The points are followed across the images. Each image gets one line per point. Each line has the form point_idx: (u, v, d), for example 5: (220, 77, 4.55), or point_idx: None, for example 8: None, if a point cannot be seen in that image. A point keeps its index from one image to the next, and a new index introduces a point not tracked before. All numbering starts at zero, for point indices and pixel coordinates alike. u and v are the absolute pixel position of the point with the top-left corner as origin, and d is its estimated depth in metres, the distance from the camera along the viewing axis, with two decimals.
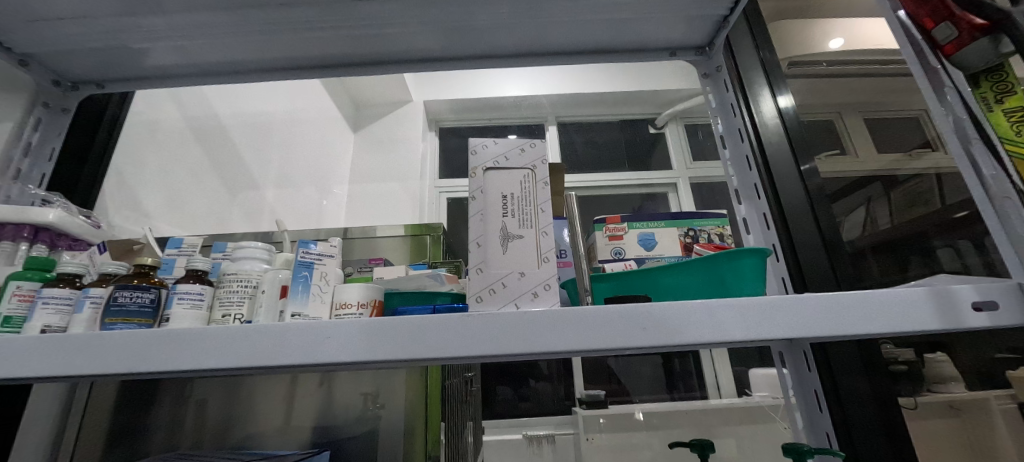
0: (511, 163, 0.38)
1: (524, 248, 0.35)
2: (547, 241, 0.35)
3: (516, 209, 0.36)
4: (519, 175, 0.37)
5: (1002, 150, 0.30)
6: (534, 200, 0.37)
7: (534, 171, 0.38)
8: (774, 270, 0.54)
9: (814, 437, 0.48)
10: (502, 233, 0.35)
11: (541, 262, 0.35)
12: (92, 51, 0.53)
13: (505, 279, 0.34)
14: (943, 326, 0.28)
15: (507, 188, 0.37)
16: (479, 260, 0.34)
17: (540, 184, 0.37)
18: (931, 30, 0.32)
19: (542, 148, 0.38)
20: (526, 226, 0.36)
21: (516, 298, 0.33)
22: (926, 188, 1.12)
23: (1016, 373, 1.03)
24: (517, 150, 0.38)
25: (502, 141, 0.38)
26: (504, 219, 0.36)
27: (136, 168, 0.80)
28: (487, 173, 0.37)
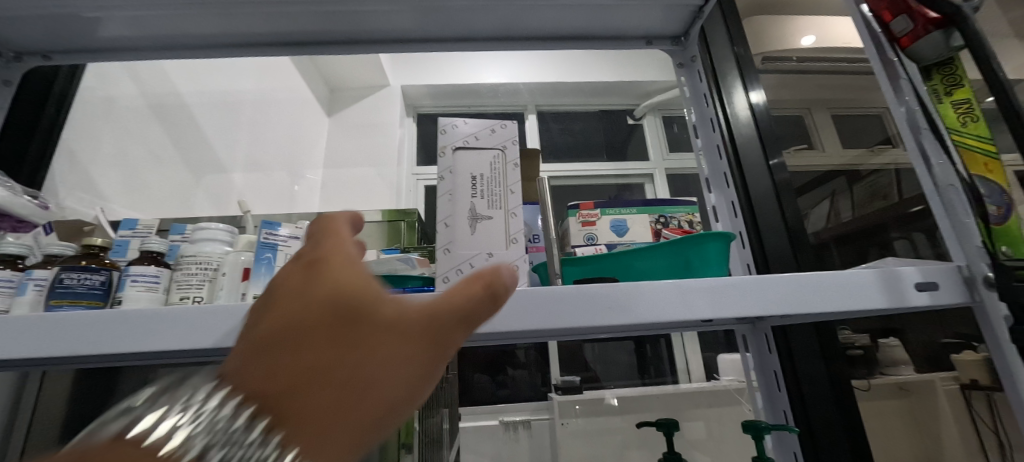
0: (480, 142, 0.37)
1: (493, 229, 0.35)
2: (516, 222, 0.35)
3: (485, 190, 0.36)
4: (489, 156, 0.37)
5: (949, 140, 0.32)
6: (504, 181, 0.36)
7: (504, 152, 0.37)
8: (740, 256, 0.57)
9: (772, 415, 0.51)
10: (470, 214, 0.35)
11: (508, 243, 0.34)
12: (39, 19, 0.49)
13: (472, 260, 0.34)
14: (889, 304, 0.29)
15: (476, 168, 0.37)
16: (446, 240, 0.34)
17: (511, 166, 0.37)
18: (890, 23, 0.33)
19: (513, 128, 0.38)
20: (495, 207, 0.35)
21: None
22: (886, 181, 1.20)
23: (960, 356, 1.13)
24: (488, 131, 0.38)
25: (471, 121, 0.38)
26: (475, 199, 0.35)
27: (88, 145, 0.75)
28: (456, 154, 0.37)
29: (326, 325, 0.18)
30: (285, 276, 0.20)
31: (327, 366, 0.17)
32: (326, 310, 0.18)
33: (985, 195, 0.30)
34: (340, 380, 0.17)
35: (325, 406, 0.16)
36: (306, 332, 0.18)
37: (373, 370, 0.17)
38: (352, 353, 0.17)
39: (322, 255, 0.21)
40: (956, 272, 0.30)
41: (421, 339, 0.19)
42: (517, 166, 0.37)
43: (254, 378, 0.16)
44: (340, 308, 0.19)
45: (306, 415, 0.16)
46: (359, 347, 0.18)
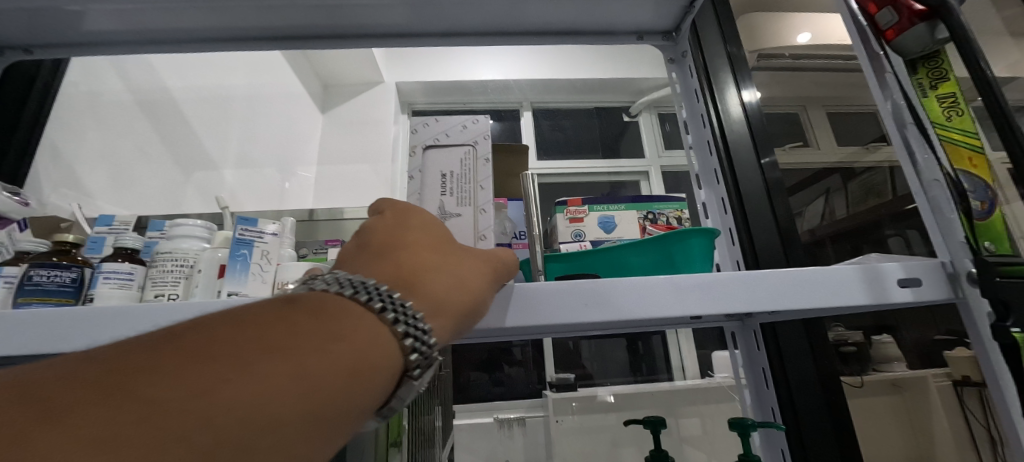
0: (450, 139, 0.37)
1: (462, 226, 0.34)
2: (485, 219, 0.35)
3: (455, 187, 0.35)
4: (460, 153, 0.36)
5: (933, 135, 0.32)
6: (474, 177, 0.36)
7: (475, 148, 0.36)
8: (730, 253, 0.57)
9: (760, 413, 0.51)
10: (438, 212, 0.35)
11: (477, 240, 0.34)
12: (18, 12, 0.48)
13: None
14: (872, 300, 0.29)
15: (448, 166, 0.36)
16: None
17: (484, 162, 0.36)
18: (875, 15, 0.33)
19: (486, 124, 0.37)
20: (463, 204, 0.35)
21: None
22: (881, 179, 1.22)
23: (952, 353, 1.16)
24: (460, 127, 0.37)
25: (443, 118, 0.38)
26: (445, 197, 0.35)
27: (72, 141, 0.74)
28: (426, 151, 0.36)
29: (431, 246, 0.27)
30: (385, 218, 0.28)
31: (439, 270, 0.26)
32: (430, 238, 0.27)
33: (970, 190, 0.30)
34: (447, 275, 0.26)
35: (442, 292, 0.25)
36: (419, 249, 0.26)
37: (465, 274, 0.26)
38: (449, 265, 0.26)
39: (409, 208, 0.30)
40: (939, 268, 0.30)
41: (493, 272, 0.28)
42: (489, 162, 0.36)
43: (387, 275, 0.25)
44: (438, 239, 0.28)
45: (439, 303, 0.24)
46: (454, 262, 0.27)
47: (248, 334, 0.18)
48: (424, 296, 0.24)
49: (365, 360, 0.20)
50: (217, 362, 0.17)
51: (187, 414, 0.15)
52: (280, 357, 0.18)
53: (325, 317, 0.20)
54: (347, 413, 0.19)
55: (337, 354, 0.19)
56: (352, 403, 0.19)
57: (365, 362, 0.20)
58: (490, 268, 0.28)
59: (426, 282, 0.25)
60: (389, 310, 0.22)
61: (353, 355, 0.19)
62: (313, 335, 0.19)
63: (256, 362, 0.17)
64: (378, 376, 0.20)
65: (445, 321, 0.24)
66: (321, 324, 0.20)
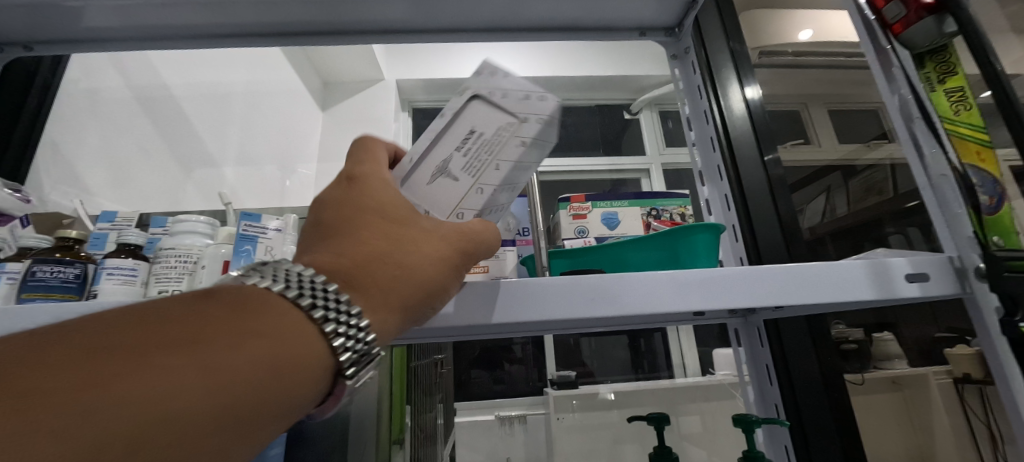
0: (505, 102, 0.32)
1: (449, 193, 0.31)
2: (474, 199, 0.32)
3: (473, 151, 0.32)
4: (503, 120, 0.32)
5: (941, 129, 0.32)
6: (497, 152, 0.32)
7: (520, 125, 0.32)
8: (734, 249, 0.57)
9: (763, 409, 0.51)
10: (439, 166, 0.32)
11: (451, 216, 0.31)
12: (19, 8, 0.48)
13: None
14: (878, 296, 0.29)
15: (482, 125, 0.32)
16: (401, 175, 0.32)
17: (518, 144, 0.32)
18: (881, 9, 0.33)
19: (550, 106, 0.32)
20: (467, 172, 0.32)
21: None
22: (882, 177, 1.24)
23: (952, 350, 1.18)
24: (523, 94, 0.32)
25: (516, 75, 0.32)
26: (457, 154, 0.32)
27: (73, 139, 0.74)
28: (473, 99, 0.32)
29: (382, 230, 0.26)
30: (344, 193, 0.28)
31: (387, 259, 0.25)
32: (384, 221, 0.26)
33: (978, 184, 0.30)
34: (394, 265, 0.25)
35: (385, 285, 0.24)
36: (368, 234, 0.25)
37: (414, 264, 0.25)
38: (398, 252, 0.25)
39: (373, 179, 0.29)
40: (947, 264, 0.30)
41: (454, 257, 0.27)
42: (523, 148, 0.32)
43: (330, 264, 0.24)
44: (393, 220, 0.27)
45: (375, 301, 0.24)
46: (406, 249, 0.26)
47: (167, 327, 0.18)
48: (364, 289, 0.24)
49: (286, 356, 0.20)
50: (115, 358, 0.16)
51: (73, 407, 0.15)
52: (190, 354, 0.17)
53: (248, 313, 0.20)
54: (263, 413, 0.19)
55: (252, 352, 0.19)
56: (269, 402, 0.19)
57: (283, 362, 0.19)
58: (448, 252, 0.27)
59: (370, 271, 0.24)
60: (319, 309, 0.21)
61: (271, 354, 0.19)
62: (232, 332, 0.19)
63: (166, 357, 0.17)
64: (299, 378, 0.20)
65: (383, 317, 0.24)
66: (236, 322, 0.19)
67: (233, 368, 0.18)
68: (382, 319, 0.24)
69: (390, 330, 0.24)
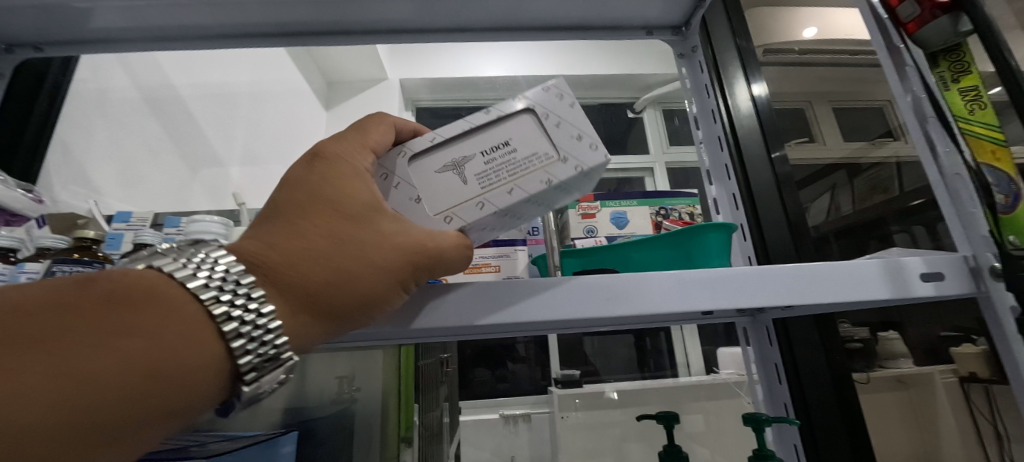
0: (552, 130, 0.32)
1: (450, 189, 0.32)
2: (469, 211, 0.31)
3: (497, 164, 0.32)
4: (543, 149, 0.32)
5: (956, 128, 0.32)
6: (519, 175, 0.31)
7: (556, 160, 0.31)
8: (741, 248, 0.57)
9: (772, 408, 0.51)
10: (458, 161, 0.32)
11: (443, 215, 0.32)
12: (29, 9, 0.48)
13: (410, 191, 0.32)
14: (895, 295, 0.29)
15: (521, 144, 0.32)
16: (420, 149, 0.33)
17: (543, 180, 0.31)
18: (896, 7, 0.33)
19: (594, 159, 0.31)
20: (479, 181, 0.32)
21: (393, 202, 0.32)
22: (888, 174, 1.24)
23: (958, 349, 1.17)
24: (577, 133, 0.32)
25: (580, 111, 0.32)
26: (482, 157, 0.32)
27: (81, 139, 0.74)
28: (525, 114, 0.33)
29: (321, 225, 0.26)
30: (307, 174, 0.29)
31: (316, 257, 0.25)
32: (324, 215, 0.27)
33: (993, 184, 0.31)
34: (332, 267, 0.25)
35: (304, 286, 0.25)
36: (304, 230, 0.26)
37: (350, 269, 0.26)
38: (338, 254, 0.26)
39: (337, 165, 0.29)
40: (963, 263, 0.31)
41: (398, 266, 0.27)
42: (544, 187, 0.31)
43: (262, 254, 0.26)
44: (336, 215, 0.27)
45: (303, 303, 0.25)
46: (339, 250, 0.26)
47: (65, 321, 0.21)
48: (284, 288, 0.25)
49: (166, 359, 0.21)
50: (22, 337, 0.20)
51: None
52: (67, 345, 0.20)
53: (148, 308, 0.22)
54: (127, 409, 0.20)
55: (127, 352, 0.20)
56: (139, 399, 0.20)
57: (157, 365, 0.20)
58: (392, 260, 0.27)
59: (296, 269, 0.25)
60: (220, 303, 0.23)
61: (144, 353, 0.20)
62: (110, 327, 0.21)
63: (45, 345, 0.19)
64: (182, 376, 0.21)
65: (293, 318, 0.25)
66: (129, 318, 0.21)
67: (92, 364, 0.20)
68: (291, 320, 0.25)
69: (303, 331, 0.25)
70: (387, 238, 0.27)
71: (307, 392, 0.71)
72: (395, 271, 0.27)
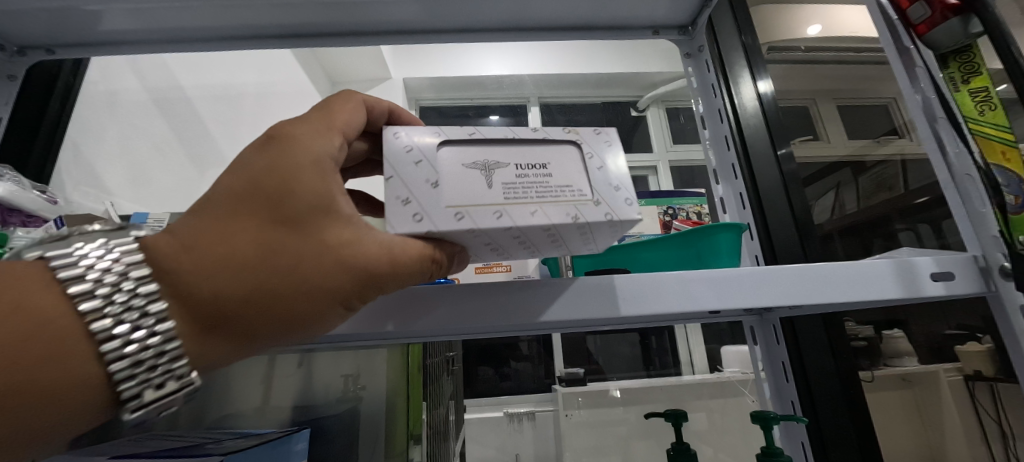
0: (593, 172, 0.29)
1: (470, 190, 0.27)
2: (482, 218, 0.26)
3: (528, 182, 0.28)
4: (578, 183, 0.28)
5: (967, 128, 0.33)
6: (549, 203, 0.27)
7: (591, 201, 0.28)
8: (748, 247, 0.57)
9: (779, 405, 0.51)
10: (488, 164, 0.28)
11: (455, 213, 0.26)
12: (41, 12, 0.49)
13: (430, 175, 0.27)
14: (904, 295, 0.30)
15: (557, 171, 0.29)
16: (455, 136, 0.29)
17: (569, 214, 0.27)
18: (906, 9, 0.33)
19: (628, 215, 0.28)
20: (503, 192, 0.27)
21: (400, 178, 0.27)
22: (892, 173, 1.23)
23: (963, 348, 1.19)
24: (616, 182, 0.29)
25: (624, 163, 0.30)
26: (514, 169, 0.28)
27: (94, 140, 0.75)
28: (569, 146, 0.30)
29: (246, 227, 0.23)
30: (251, 156, 0.24)
31: (234, 268, 0.22)
32: (251, 216, 0.23)
33: (1003, 184, 0.31)
34: (267, 286, 0.23)
35: (223, 306, 0.23)
36: (225, 231, 0.23)
37: (287, 291, 0.23)
38: (273, 272, 0.23)
39: (288, 146, 0.24)
40: (971, 262, 0.31)
41: (347, 284, 0.24)
42: (569, 221, 0.27)
43: (182, 254, 0.23)
44: (264, 217, 0.23)
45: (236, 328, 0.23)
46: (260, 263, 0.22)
47: None
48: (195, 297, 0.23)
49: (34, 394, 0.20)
50: None
51: None
52: None
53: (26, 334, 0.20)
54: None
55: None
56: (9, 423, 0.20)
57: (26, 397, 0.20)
58: (340, 277, 0.24)
59: (209, 280, 0.22)
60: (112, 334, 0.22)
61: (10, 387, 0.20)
62: None
63: None
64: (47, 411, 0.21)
65: (202, 334, 0.23)
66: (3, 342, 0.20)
67: None
68: (201, 335, 0.23)
69: (214, 346, 0.24)
70: (338, 249, 0.24)
71: (315, 390, 0.72)
72: (345, 288, 0.24)
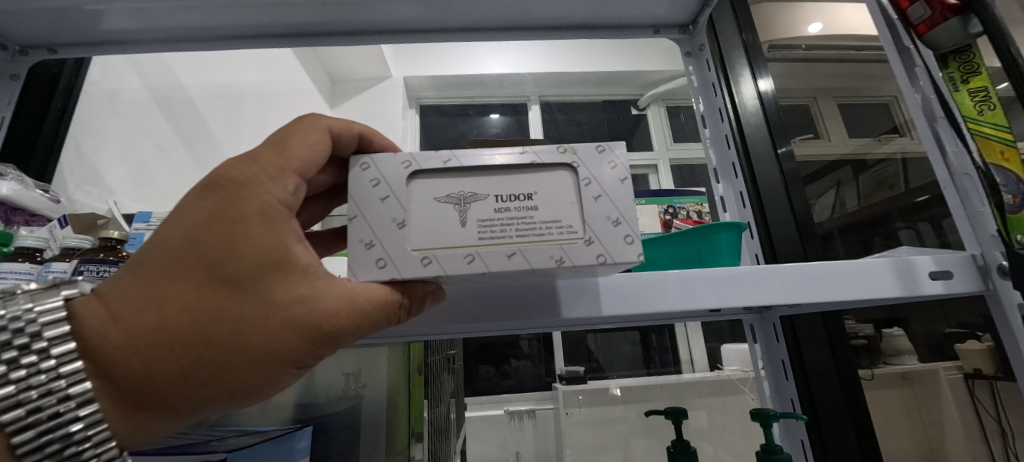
0: (587, 204, 0.28)
1: (441, 231, 0.27)
2: (451, 262, 0.26)
3: (507, 220, 0.27)
4: (568, 218, 0.27)
5: (966, 128, 0.33)
6: (531, 243, 0.27)
7: (581, 240, 0.27)
8: (749, 245, 0.58)
9: (779, 404, 0.52)
10: (462, 199, 0.27)
11: (423, 258, 0.27)
12: (42, 12, 0.49)
13: (398, 216, 0.27)
14: (903, 293, 0.30)
15: (544, 203, 0.28)
16: (429, 166, 0.28)
17: (553, 256, 0.26)
18: (907, 9, 0.33)
19: (626, 256, 0.27)
20: (477, 231, 0.27)
21: (368, 221, 0.27)
22: (893, 171, 1.23)
23: (964, 346, 1.19)
24: (616, 216, 0.28)
25: (627, 192, 0.28)
26: (494, 202, 0.27)
27: (93, 139, 0.75)
28: (565, 170, 0.28)
29: (193, 295, 0.24)
30: (190, 221, 0.25)
31: (174, 342, 0.24)
32: (191, 286, 0.25)
33: (1002, 184, 0.31)
34: (218, 349, 0.25)
35: (172, 371, 0.24)
36: (167, 301, 0.24)
37: (238, 352, 0.25)
38: (224, 335, 0.25)
39: (225, 209, 0.25)
40: (970, 262, 0.32)
41: (298, 341, 0.26)
42: (552, 264, 0.26)
43: (116, 331, 0.24)
44: (203, 288, 0.25)
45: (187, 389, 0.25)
46: (202, 334, 0.24)
47: None
48: (134, 371, 0.24)
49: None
50: None
51: None
52: None
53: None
54: None
55: None
56: None
57: None
58: (293, 335, 0.26)
59: (149, 354, 0.24)
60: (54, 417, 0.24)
61: None
62: None
63: None
64: None
65: (150, 398, 0.25)
66: None
67: None
68: (146, 406, 0.25)
69: (160, 416, 0.26)
70: (288, 310, 0.25)
71: (316, 388, 0.72)
72: (298, 344, 0.26)
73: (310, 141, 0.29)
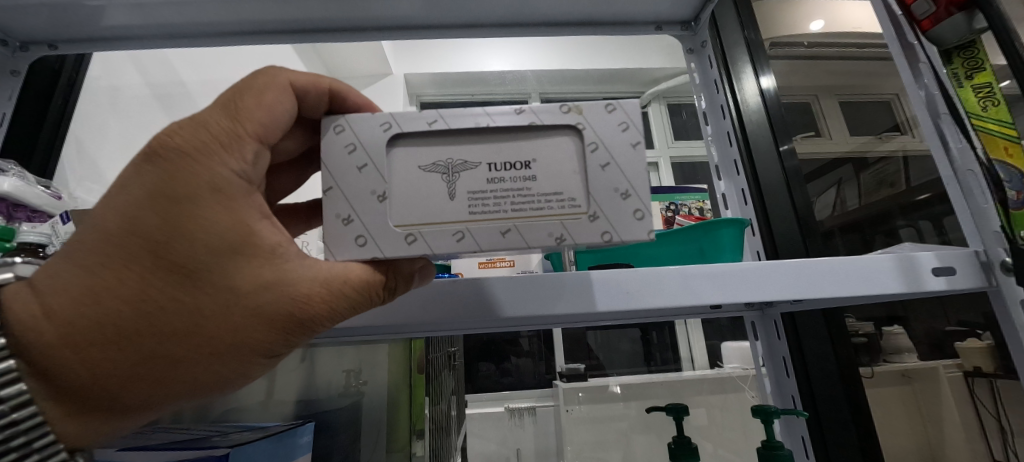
0: (592, 174, 0.27)
1: (427, 202, 0.27)
2: (436, 239, 0.27)
3: (502, 191, 0.27)
4: (571, 190, 0.27)
5: (969, 124, 0.34)
6: (530, 216, 0.27)
7: (581, 212, 0.27)
8: (750, 243, 0.58)
9: (780, 399, 0.52)
10: (451, 168, 0.27)
11: (406, 235, 0.27)
12: (42, 8, 0.49)
13: (381, 189, 0.27)
14: (907, 289, 0.30)
15: (543, 172, 0.27)
16: (414, 129, 0.28)
17: (552, 233, 0.27)
18: (910, 6, 0.33)
19: (632, 232, 0.27)
20: (467, 204, 0.27)
21: (347, 192, 0.27)
22: (894, 169, 1.23)
23: (963, 345, 1.17)
24: (624, 189, 0.27)
25: (637, 161, 0.28)
26: (487, 171, 0.27)
27: (93, 134, 0.74)
28: (568, 132, 0.28)
29: (140, 284, 0.24)
30: (131, 202, 0.24)
31: (121, 335, 0.24)
32: (135, 275, 0.24)
33: (1005, 179, 0.32)
34: (170, 342, 0.24)
35: (123, 365, 0.24)
36: (111, 292, 0.24)
37: (195, 344, 0.25)
38: (177, 327, 0.24)
39: (169, 186, 0.24)
40: (974, 257, 0.32)
41: (260, 329, 0.25)
42: (550, 242, 0.26)
43: (53, 327, 0.24)
44: (149, 278, 0.24)
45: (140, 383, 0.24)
46: (150, 326, 0.24)
47: None
48: (79, 368, 0.24)
49: None
50: None
51: None
52: None
53: None
54: None
55: None
56: None
57: None
58: (253, 324, 0.25)
59: (96, 348, 0.24)
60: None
61: None
62: None
63: None
64: None
65: (102, 394, 0.24)
66: None
67: None
68: (94, 405, 0.25)
69: (114, 413, 0.25)
70: (246, 298, 0.25)
71: (318, 384, 0.72)
72: (261, 333, 0.26)
73: (267, 100, 0.28)
